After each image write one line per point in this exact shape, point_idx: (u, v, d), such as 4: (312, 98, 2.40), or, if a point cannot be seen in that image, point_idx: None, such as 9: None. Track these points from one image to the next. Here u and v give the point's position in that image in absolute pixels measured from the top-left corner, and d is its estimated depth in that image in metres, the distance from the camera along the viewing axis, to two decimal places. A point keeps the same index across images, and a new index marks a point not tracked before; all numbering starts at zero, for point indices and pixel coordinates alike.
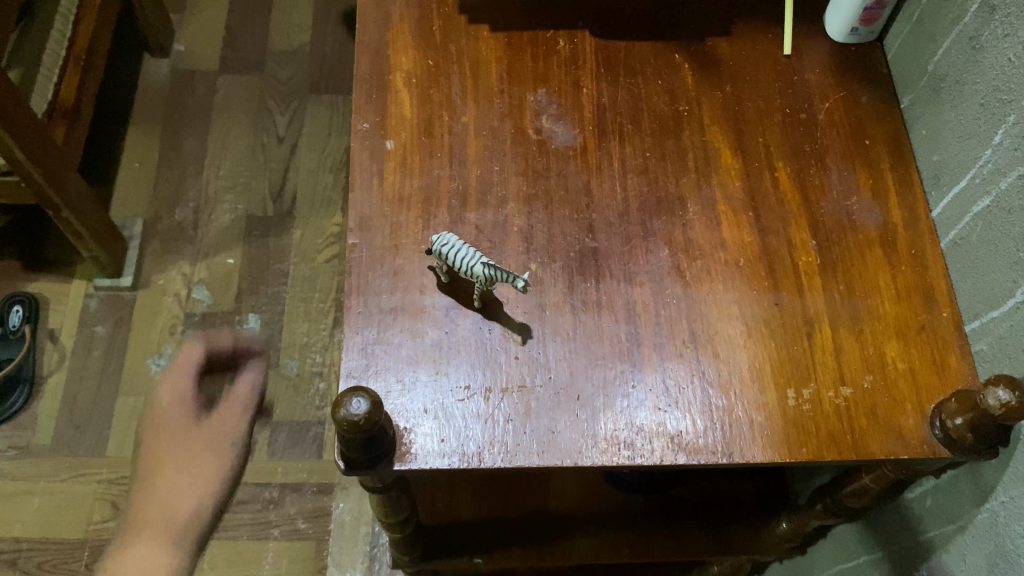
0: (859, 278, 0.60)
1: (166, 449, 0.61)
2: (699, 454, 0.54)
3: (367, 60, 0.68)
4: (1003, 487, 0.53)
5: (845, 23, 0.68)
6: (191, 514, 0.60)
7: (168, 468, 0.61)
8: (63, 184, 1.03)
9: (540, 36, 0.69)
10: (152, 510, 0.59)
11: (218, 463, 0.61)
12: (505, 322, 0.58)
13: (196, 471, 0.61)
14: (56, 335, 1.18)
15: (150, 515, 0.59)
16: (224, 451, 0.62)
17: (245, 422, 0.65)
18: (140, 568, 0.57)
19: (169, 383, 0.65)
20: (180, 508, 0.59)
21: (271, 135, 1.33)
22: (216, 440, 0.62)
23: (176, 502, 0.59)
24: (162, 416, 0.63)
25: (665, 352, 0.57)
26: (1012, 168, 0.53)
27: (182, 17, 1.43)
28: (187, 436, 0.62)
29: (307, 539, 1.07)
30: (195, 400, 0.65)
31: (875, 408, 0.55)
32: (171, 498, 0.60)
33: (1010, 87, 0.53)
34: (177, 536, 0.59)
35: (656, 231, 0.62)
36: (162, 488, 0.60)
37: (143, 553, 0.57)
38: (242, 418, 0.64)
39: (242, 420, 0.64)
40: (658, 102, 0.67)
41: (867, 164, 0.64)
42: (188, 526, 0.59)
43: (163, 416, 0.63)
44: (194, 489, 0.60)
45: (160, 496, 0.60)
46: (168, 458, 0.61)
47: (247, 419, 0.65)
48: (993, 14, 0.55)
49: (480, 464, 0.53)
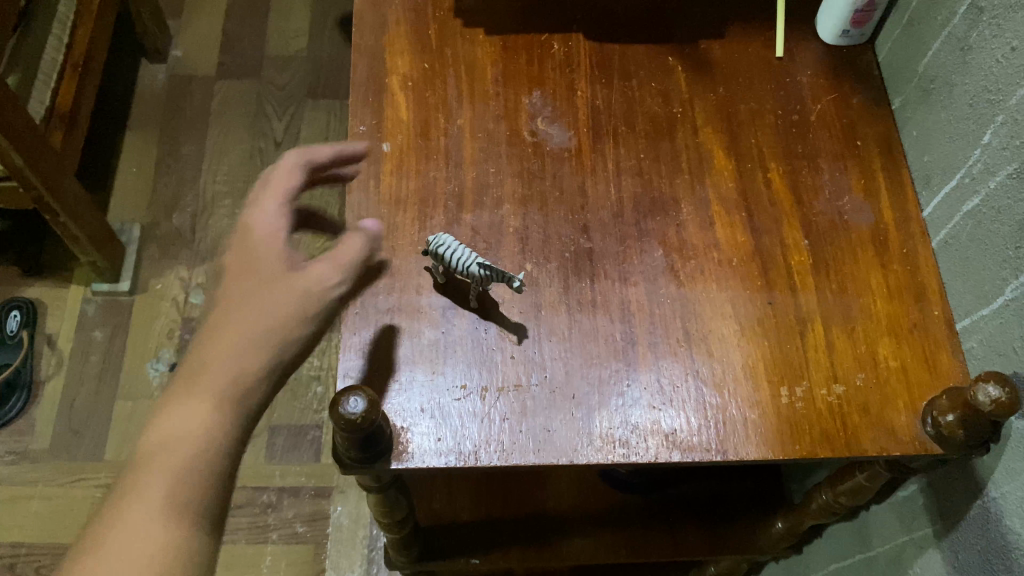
0: (851, 277, 0.60)
1: (242, 289, 0.50)
2: (694, 451, 0.54)
3: (363, 63, 0.68)
4: (994, 483, 0.53)
5: (836, 25, 0.69)
6: (263, 373, 0.48)
7: (241, 313, 0.49)
8: (60, 189, 1.04)
9: (535, 39, 0.70)
10: (211, 352, 0.48)
11: (297, 321, 0.50)
12: (502, 321, 0.58)
13: (272, 319, 0.49)
14: (54, 340, 1.18)
15: (205, 361, 0.47)
16: (309, 307, 0.51)
17: (338, 275, 0.53)
18: (188, 428, 0.45)
19: (257, 216, 0.53)
20: (247, 362, 0.48)
21: (268, 139, 1.34)
22: (300, 288, 0.51)
23: (244, 349, 0.48)
24: (246, 245, 0.52)
25: (659, 351, 0.58)
26: (1000, 167, 0.54)
27: (179, 23, 1.44)
28: (268, 277, 0.51)
29: (305, 542, 1.07)
30: (286, 237, 0.54)
31: (867, 406, 0.56)
32: (238, 348, 0.48)
33: (998, 87, 0.54)
34: (241, 393, 0.47)
35: (651, 231, 0.62)
36: (228, 332, 0.48)
37: (193, 409, 0.46)
38: (335, 269, 0.53)
39: (336, 272, 0.53)
40: (651, 104, 0.67)
41: (859, 164, 0.65)
42: (255, 387, 0.48)
43: (245, 242, 0.52)
44: (265, 342, 0.49)
45: (225, 341, 0.48)
46: (244, 300, 0.50)
47: (339, 274, 0.53)
48: (982, 16, 0.56)
49: (477, 463, 0.53)
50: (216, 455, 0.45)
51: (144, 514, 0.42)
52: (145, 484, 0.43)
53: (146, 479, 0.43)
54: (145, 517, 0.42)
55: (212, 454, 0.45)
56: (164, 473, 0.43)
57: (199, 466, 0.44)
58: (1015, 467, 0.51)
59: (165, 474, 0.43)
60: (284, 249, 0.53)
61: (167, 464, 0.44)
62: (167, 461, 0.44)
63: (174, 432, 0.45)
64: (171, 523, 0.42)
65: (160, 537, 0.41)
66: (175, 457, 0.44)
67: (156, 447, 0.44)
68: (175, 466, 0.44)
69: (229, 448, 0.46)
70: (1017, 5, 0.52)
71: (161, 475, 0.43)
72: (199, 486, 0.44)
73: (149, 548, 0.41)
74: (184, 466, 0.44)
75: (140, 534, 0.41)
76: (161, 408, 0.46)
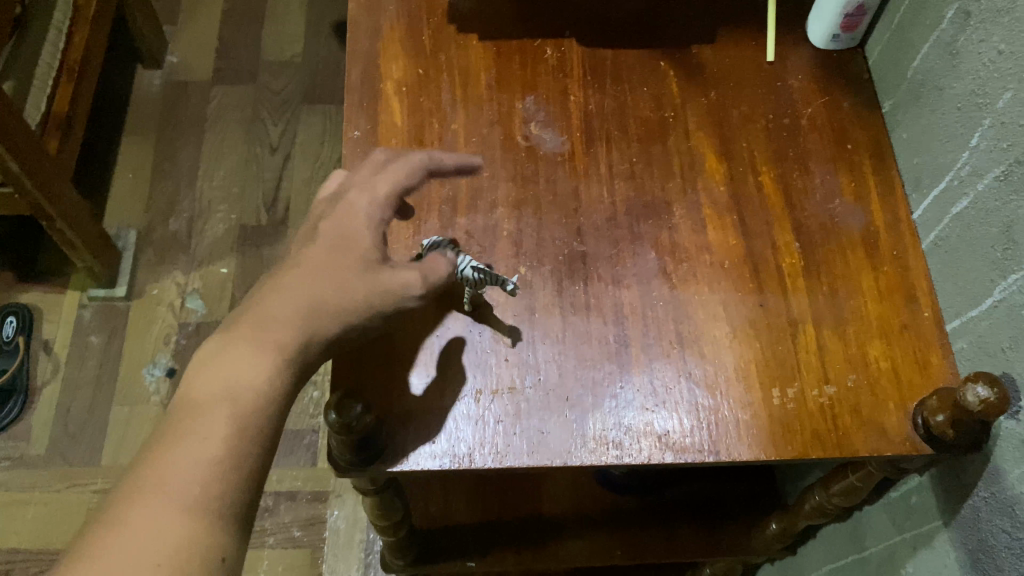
0: (842, 279, 0.61)
1: (329, 259, 0.52)
2: (687, 452, 0.55)
3: (358, 69, 0.69)
4: (984, 482, 0.54)
5: (827, 29, 0.69)
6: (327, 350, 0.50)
7: (328, 286, 0.51)
8: (56, 195, 1.04)
9: (528, 45, 0.71)
10: (291, 309, 0.49)
11: (372, 310, 0.52)
12: (496, 325, 0.58)
13: (352, 300, 0.51)
14: (50, 346, 1.18)
15: (287, 319, 0.49)
16: (386, 303, 0.52)
17: (424, 288, 0.54)
18: (259, 379, 0.47)
19: (355, 197, 0.56)
20: (320, 336, 0.50)
21: (264, 145, 1.34)
22: (384, 284, 0.52)
23: (316, 317, 0.50)
24: (345, 223, 0.54)
25: (652, 353, 0.58)
26: (988, 170, 0.54)
27: (174, 29, 1.45)
28: (358, 261, 0.53)
29: (302, 546, 1.07)
30: (382, 227, 0.55)
31: (858, 406, 0.56)
32: (315, 317, 0.50)
33: (986, 91, 0.55)
34: (306, 363, 0.49)
35: (643, 234, 0.63)
36: (304, 295, 0.50)
37: (267, 359, 0.47)
38: (421, 279, 0.54)
39: (419, 285, 0.53)
40: (644, 108, 0.68)
41: (850, 167, 0.66)
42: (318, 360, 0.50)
43: (342, 216, 0.55)
44: (340, 321, 0.50)
45: (304, 306, 0.50)
46: (328, 271, 0.51)
47: (423, 287, 0.54)
48: (969, 20, 0.56)
49: (471, 465, 0.54)
50: (275, 411, 0.47)
51: (203, 448, 0.43)
52: (209, 418, 0.45)
53: (211, 414, 0.45)
54: (203, 453, 0.43)
55: (272, 407, 0.47)
56: (228, 416, 0.45)
57: (259, 419, 0.46)
58: (1004, 467, 0.52)
59: (229, 416, 0.45)
60: (376, 238, 0.54)
61: (234, 406, 0.45)
62: (236, 405, 0.45)
63: (245, 380, 0.46)
64: (222, 466, 0.43)
65: (209, 477, 0.42)
66: (242, 402, 0.46)
67: (225, 385, 0.46)
68: (240, 412, 0.45)
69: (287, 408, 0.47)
70: (1004, 9, 0.52)
71: (228, 417, 0.45)
72: (256, 438, 0.45)
73: (199, 481, 0.42)
74: (249, 411, 0.45)
75: (196, 466, 0.43)
76: (236, 350, 0.47)
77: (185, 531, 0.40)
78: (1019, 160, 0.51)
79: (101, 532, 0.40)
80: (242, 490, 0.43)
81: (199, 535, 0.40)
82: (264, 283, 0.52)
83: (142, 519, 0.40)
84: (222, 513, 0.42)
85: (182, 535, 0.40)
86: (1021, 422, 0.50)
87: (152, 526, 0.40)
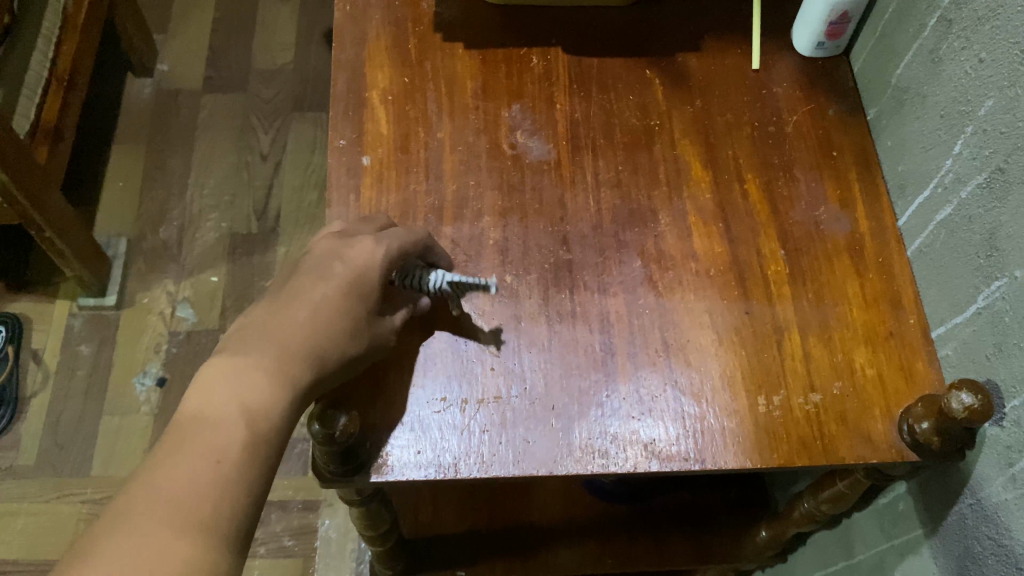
0: (828, 287, 0.61)
1: (343, 297, 0.53)
2: (673, 461, 0.55)
3: (344, 77, 0.69)
4: (970, 490, 0.54)
5: (811, 37, 0.69)
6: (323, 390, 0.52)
7: (337, 326, 0.52)
8: (45, 205, 1.03)
9: (514, 53, 0.71)
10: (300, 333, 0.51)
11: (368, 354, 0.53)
12: (481, 334, 0.58)
13: (356, 344, 0.52)
14: (39, 356, 1.17)
15: (303, 353, 0.50)
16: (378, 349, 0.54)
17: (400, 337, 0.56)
18: (272, 409, 0.47)
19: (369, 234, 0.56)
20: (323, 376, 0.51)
21: (254, 153, 1.34)
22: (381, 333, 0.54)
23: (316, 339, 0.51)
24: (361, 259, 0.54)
25: (639, 361, 0.58)
26: (971, 177, 0.55)
27: (164, 37, 1.44)
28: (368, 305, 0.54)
29: (294, 556, 1.06)
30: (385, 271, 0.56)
31: (843, 414, 0.56)
32: (324, 356, 0.51)
33: (968, 99, 0.55)
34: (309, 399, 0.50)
35: (629, 242, 0.63)
36: (306, 319, 0.51)
37: (282, 390, 0.48)
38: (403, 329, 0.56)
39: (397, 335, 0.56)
40: (630, 116, 0.68)
41: (835, 174, 0.66)
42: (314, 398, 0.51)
43: (360, 250, 0.55)
44: (343, 364, 0.52)
45: (317, 343, 0.51)
46: (340, 311, 0.52)
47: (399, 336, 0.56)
48: (950, 28, 0.56)
49: (456, 475, 0.53)
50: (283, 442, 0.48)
51: (218, 469, 0.44)
52: (226, 440, 0.45)
53: (227, 437, 0.45)
54: (219, 475, 0.43)
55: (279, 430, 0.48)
56: (244, 441, 0.45)
57: (269, 449, 0.46)
58: (989, 474, 0.52)
59: (244, 441, 0.45)
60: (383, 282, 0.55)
61: (249, 431, 0.46)
62: (251, 432, 0.46)
63: (260, 409, 0.47)
64: (236, 491, 0.44)
65: (224, 501, 0.43)
66: (256, 430, 0.46)
67: (240, 409, 0.46)
68: (256, 439, 0.46)
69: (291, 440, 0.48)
70: (984, 18, 0.52)
71: (243, 443, 0.45)
72: (264, 467, 0.46)
73: (215, 502, 0.42)
74: (263, 437, 0.46)
75: (212, 486, 0.43)
76: (251, 376, 0.48)
77: (199, 552, 0.40)
78: (1001, 167, 0.51)
79: (116, 544, 0.39)
80: (249, 517, 0.44)
81: (212, 557, 0.41)
82: (273, 306, 0.52)
83: (158, 536, 0.40)
84: (232, 537, 0.42)
85: (197, 555, 0.40)
86: (1005, 428, 0.50)
87: (167, 541, 0.40)
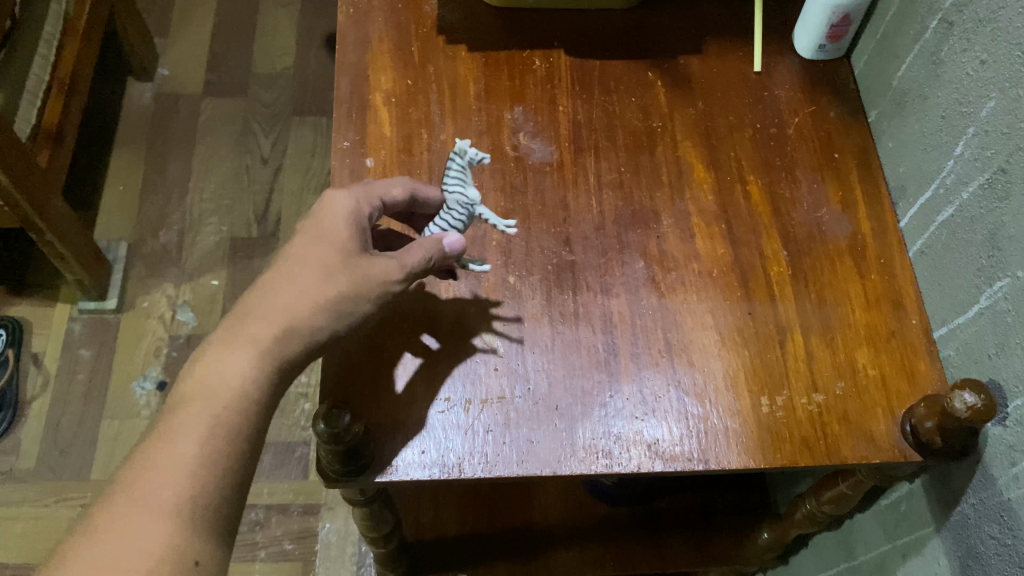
0: (830, 288, 0.61)
1: (313, 253, 0.51)
2: (676, 461, 0.55)
3: (346, 80, 0.69)
4: (972, 490, 0.54)
5: (813, 40, 0.70)
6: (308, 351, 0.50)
7: (306, 278, 0.50)
8: (46, 208, 1.03)
9: (516, 56, 0.71)
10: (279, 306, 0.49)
11: (357, 307, 0.51)
12: (484, 335, 0.58)
13: (335, 296, 0.50)
14: (39, 359, 1.17)
15: (280, 329, 0.49)
16: (373, 297, 0.51)
17: (405, 277, 0.52)
18: (235, 383, 0.47)
19: (336, 193, 0.55)
20: (296, 332, 0.49)
21: (254, 157, 1.34)
22: (369, 277, 0.51)
23: (294, 312, 0.49)
24: (326, 216, 0.53)
25: (641, 361, 0.58)
26: (973, 178, 0.55)
27: (164, 42, 1.45)
28: (343, 257, 0.51)
29: (294, 560, 1.05)
30: (367, 224, 0.55)
31: (846, 414, 0.56)
32: (294, 311, 0.49)
33: (969, 100, 0.55)
34: (283, 369, 0.49)
35: (632, 243, 0.63)
36: (287, 291, 0.50)
37: (245, 362, 0.47)
38: (402, 268, 0.52)
39: (402, 276, 0.52)
40: (632, 118, 0.68)
41: (836, 176, 0.66)
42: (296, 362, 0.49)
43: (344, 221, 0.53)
44: (323, 314, 0.50)
45: (284, 302, 0.49)
46: (309, 264, 0.51)
47: (402, 274, 0.52)
48: (951, 30, 0.57)
49: (460, 475, 0.53)
50: (254, 417, 0.47)
51: (178, 455, 0.44)
52: (197, 421, 0.45)
53: (187, 421, 0.45)
54: (179, 460, 0.44)
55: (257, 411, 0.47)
56: (204, 423, 0.45)
57: (234, 426, 0.46)
58: (992, 473, 0.52)
59: (204, 423, 0.45)
60: (360, 233, 0.54)
61: (208, 412, 0.45)
62: (210, 412, 0.45)
63: (221, 383, 0.46)
64: (197, 475, 0.44)
65: (184, 485, 0.43)
66: (216, 410, 0.46)
67: (200, 390, 0.46)
68: (217, 419, 0.45)
69: (261, 417, 0.47)
70: (984, 20, 0.53)
71: (203, 423, 0.45)
72: (231, 446, 0.45)
73: (179, 486, 0.43)
74: (237, 418, 0.46)
75: (173, 472, 0.43)
76: (217, 352, 0.48)
77: (161, 538, 0.41)
78: (1003, 167, 0.51)
79: (82, 536, 0.41)
80: (218, 499, 0.44)
81: (174, 542, 0.41)
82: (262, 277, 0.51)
83: (129, 520, 0.41)
84: (198, 521, 0.43)
85: (159, 542, 0.41)
86: (1008, 428, 0.50)
87: (128, 531, 0.41)
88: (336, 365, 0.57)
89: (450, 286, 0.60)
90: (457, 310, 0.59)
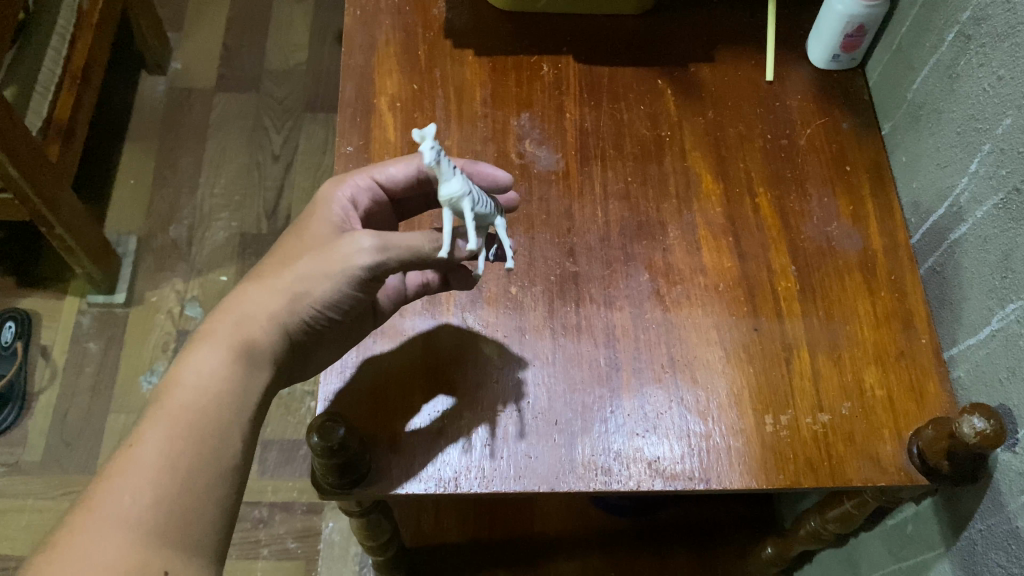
0: (838, 305, 0.60)
1: (292, 245, 0.52)
2: (677, 480, 0.54)
3: (353, 83, 0.68)
4: (980, 516, 0.53)
5: (827, 50, 0.68)
6: (273, 341, 0.50)
7: (273, 267, 0.51)
8: (56, 201, 1.03)
9: (525, 61, 0.70)
10: (258, 303, 0.50)
11: (322, 287, 0.50)
12: (484, 347, 0.58)
13: (310, 284, 0.50)
14: (48, 352, 1.17)
15: (255, 330, 0.49)
16: (338, 274, 0.50)
17: (376, 244, 0.49)
18: (194, 383, 0.46)
19: (329, 188, 0.55)
20: (256, 320, 0.49)
21: (265, 153, 1.34)
22: (334, 253, 0.50)
23: (269, 308, 0.50)
24: (309, 208, 0.54)
25: (643, 377, 0.57)
26: (988, 196, 0.53)
27: (178, 36, 1.45)
28: (313, 245, 0.51)
29: (296, 559, 1.03)
30: (351, 213, 0.55)
31: (852, 435, 0.55)
32: (258, 301, 0.50)
33: (985, 116, 0.54)
34: (252, 364, 0.49)
35: (636, 255, 0.62)
36: (265, 287, 0.50)
37: (212, 362, 0.47)
38: (373, 236, 0.50)
39: (373, 245, 0.49)
40: (640, 127, 0.67)
41: (847, 190, 0.65)
42: (264, 356, 0.49)
43: (331, 215, 0.53)
44: (290, 302, 0.50)
45: (250, 296, 0.50)
46: (288, 255, 0.51)
47: (378, 245, 0.49)
48: (969, 44, 0.55)
49: (457, 490, 0.53)
50: (217, 417, 0.46)
51: (138, 463, 0.43)
52: (157, 426, 0.44)
53: (147, 428, 0.44)
54: (140, 467, 0.43)
55: (224, 411, 0.47)
56: (163, 427, 0.45)
57: (196, 426, 0.45)
58: (1000, 498, 0.50)
59: (163, 427, 0.44)
60: (338, 221, 0.53)
61: (165, 416, 0.45)
62: (168, 416, 0.45)
63: (180, 383, 0.46)
64: (161, 481, 0.43)
65: (147, 493, 0.42)
66: (174, 413, 0.45)
67: (161, 397, 0.46)
68: (176, 421, 0.45)
69: (225, 416, 0.46)
70: (1004, 34, 0.51)
71: (163, 427, 0.44)
72: (193, 449, 0.45)
73: (142, 494, 0.42)
74: (199, 418, 0.46)
75: (134, 480, 0.42)
76: (178, 354, 0.48)
77: (127, 550, 0.40)
78: (1018, 188, 0.50)
79: (43, 555, 0.40)
80: (185, 505, 0.43)
81: (140, 552, 0.41)
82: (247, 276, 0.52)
83: (92, 533, 0.41)
84: (166, 529, 0.42)
85: (126, 553, 0.40)
86: (1017, 454, 0.49)
87: (93, 545, 0.40)
88: (337, 381, 0.56)
89: (451, 296, 0.60)
90: (457, 321, 0.59)
